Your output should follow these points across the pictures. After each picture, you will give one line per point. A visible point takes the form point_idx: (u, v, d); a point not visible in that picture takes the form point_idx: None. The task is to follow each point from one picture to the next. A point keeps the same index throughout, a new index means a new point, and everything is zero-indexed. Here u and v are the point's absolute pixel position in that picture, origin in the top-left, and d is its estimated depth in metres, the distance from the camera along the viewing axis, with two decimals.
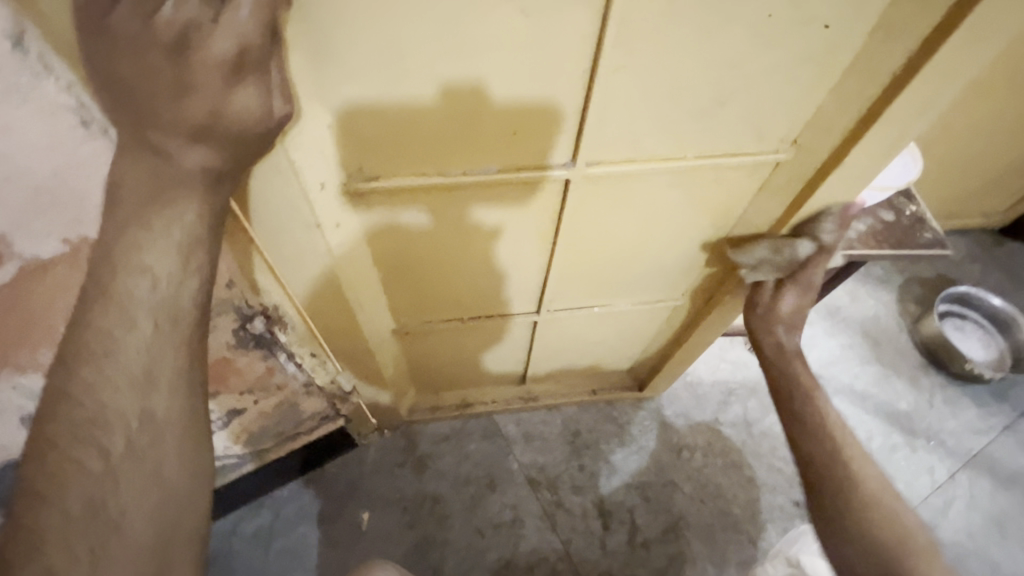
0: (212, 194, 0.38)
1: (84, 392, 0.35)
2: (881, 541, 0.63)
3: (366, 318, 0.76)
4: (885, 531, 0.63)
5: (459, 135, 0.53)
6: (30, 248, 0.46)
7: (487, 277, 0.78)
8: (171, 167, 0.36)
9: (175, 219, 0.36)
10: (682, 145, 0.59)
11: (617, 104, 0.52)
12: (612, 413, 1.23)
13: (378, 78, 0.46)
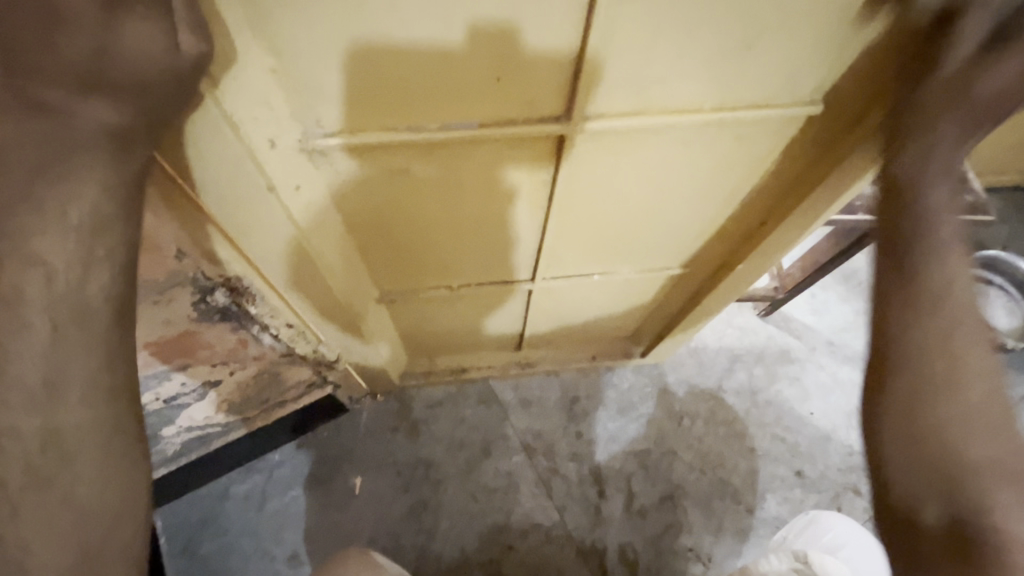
0: (121, 159, 0.31)
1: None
2: (961, 486, 0.38)
3: (343, 287, 0.70)
4: (1002, 480, 0.37)
5: (433, 82, 0.45)
6: None
7: (477, 243, 0.71)
8: (64, 126, 0.29)
9: (71, 195, 0.30)
10: (696, 98, 0.50)
11: (622, 45, 0.44)
12: (612, 379, 1.19)
13: (327, 12, 0.38)
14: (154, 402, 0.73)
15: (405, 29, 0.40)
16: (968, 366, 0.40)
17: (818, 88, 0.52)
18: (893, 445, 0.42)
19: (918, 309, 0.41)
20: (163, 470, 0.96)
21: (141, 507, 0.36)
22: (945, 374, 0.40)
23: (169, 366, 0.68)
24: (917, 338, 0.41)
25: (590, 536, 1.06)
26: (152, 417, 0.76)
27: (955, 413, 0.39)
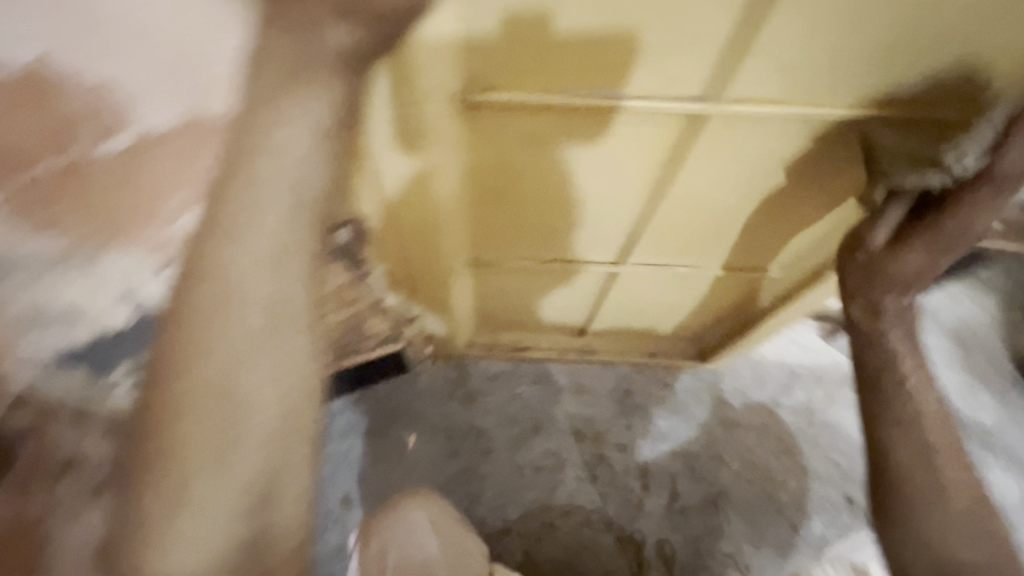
0: (351, 76, 0.36)
1: (208, 270, 0.32)
2: (931, 537, 0.53)
3: (446, 244, 0.74)
4: (949, 529, 0.53)
5: (587, 54, 0.48)
6: (151, 116, 0.42)
7: (578, 218, 0.74)
8: (312, 40, 0.34)
9: (309, 100, 0.34)
10: (849, 83, 0.50)
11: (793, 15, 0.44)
12: (667, 378, 1.19)
13: None
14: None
15: None
16: (959, 489, 0.55)
17: (970, 79, 0.50)
18: (919, 525, 0.54)
19: (900, 431, 0.57)
20: None
21: None
22: (933, 483, 0.55)
23: None
24: (927, 413, 0.57)
25: (630, 526, 1.08)
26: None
27: (943, 527, 0.53)
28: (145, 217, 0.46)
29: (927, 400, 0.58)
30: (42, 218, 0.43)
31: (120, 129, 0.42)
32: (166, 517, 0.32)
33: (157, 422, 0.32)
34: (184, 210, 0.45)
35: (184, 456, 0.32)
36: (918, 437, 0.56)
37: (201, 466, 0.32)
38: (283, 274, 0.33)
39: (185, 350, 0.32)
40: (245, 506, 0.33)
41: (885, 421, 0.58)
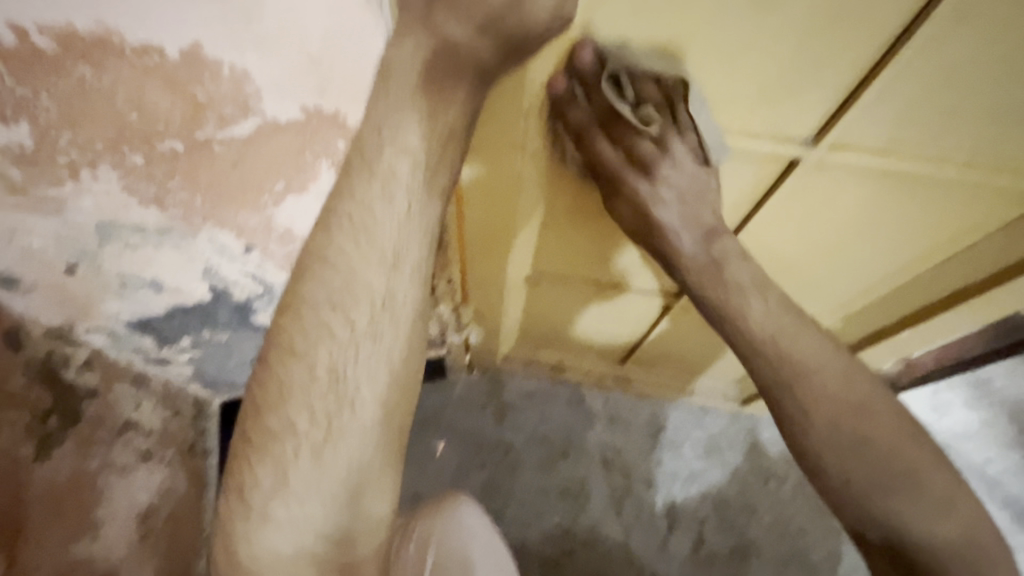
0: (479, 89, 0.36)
1: (328, 262, 0.33)
2: (831, 463, 0.49)
3: (511, 258, 0.74)
4: (836, 447, 0.49)
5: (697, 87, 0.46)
6: (273, 109, 0.42)
7: (646, 247, 0.72)
8: (450, 52, 0.33)
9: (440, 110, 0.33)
10: (961, 151, 0.48)
11: (908, 88, 0.43)
12: (703, 418, 1.17)
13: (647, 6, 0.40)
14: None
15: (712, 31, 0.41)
16: (828, 408, 0.49)
17: None
18: (836, 460, 0.49)
19: (753, 347, 0.52)
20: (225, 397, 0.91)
21: None
22: (805, 408, 0.50)
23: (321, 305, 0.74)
24: (766, 333, 0.52)
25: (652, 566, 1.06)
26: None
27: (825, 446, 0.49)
28: (246, 203, 0.51)
29: (766, 319, 0.52)
30: (153, 191, 0.47)
31: (242, 118, 0.42)
32: (267, 498, 0.33)
33: (266, 404, 0.33)
34: (281, 200, 0.52)
35: (291, 438, 0.33)
36: (759, 353, 0.52)
37: (305, 449, 0.33)
38: (397, 271, 0.33)
39: (300, 332, 0.33)
40: (340, 497, 0.34)
41: (772, 373, 0.51)
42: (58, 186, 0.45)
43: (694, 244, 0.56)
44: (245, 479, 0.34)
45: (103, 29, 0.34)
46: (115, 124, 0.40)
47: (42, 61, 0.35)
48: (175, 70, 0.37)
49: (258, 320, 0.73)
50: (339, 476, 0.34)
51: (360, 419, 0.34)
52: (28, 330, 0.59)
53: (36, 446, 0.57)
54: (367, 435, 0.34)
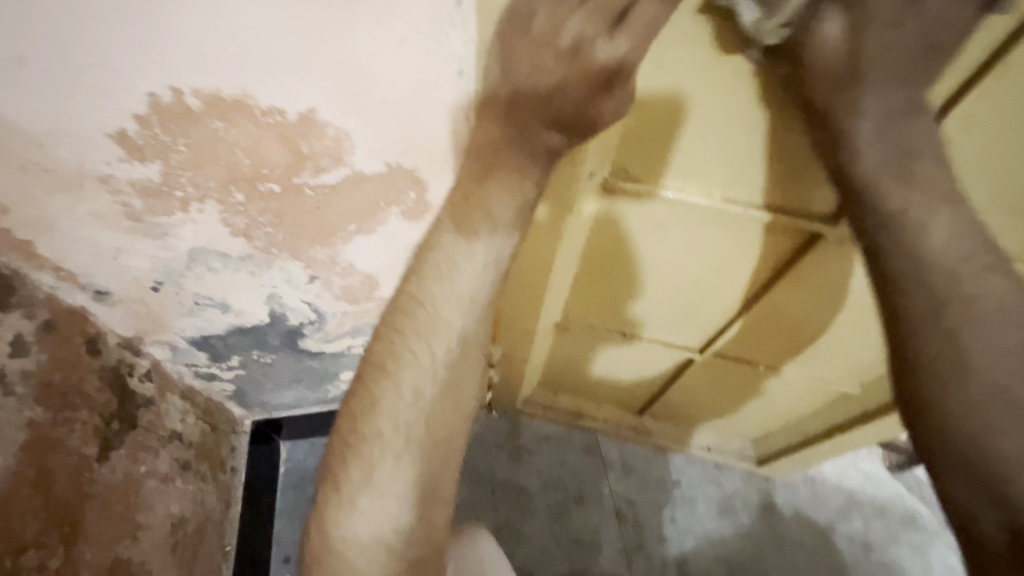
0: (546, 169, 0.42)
1: (419, 301, 0.42)
2: (984, 427, 0.40)
3: (545, 304, 0.79)
4: (988, 405, 0.40)
5: (729, 164, 0.53)
6: (361, 163, 0.49)
7: (674, 303, 0.77)
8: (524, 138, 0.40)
9: (513, 184, 0.41)
10: (1007, 206, 0.50)
11: (982, 127, 0.43)
12: (718, 476, 1.17)
13: (690, 94, 0.46)
14: (343, 340, 0.79)
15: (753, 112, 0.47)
16: (1000, 361, 0.40)
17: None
18: (985, 412, 0.40)
19: (914, 255, 0.42)
20: (257, 414, 0.96)
21: None
22: (964, 342, 0.41)
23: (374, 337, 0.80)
24: (945, 257, 0.41)
25: None
26: (341, 354, 0.83)
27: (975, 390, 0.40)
28: (320, 241, 0.58)
29: (943, 234, 0.42)
30: (244, 224, 0.54)
31: (334, 168, 0.49)
32: (356, 490, 0.40)
33: (359, 410, 0.41)
34: (351, 238, 0.58)
35: (378, 442, 0.40)
36: (924, 267, 0.42)
37: (388, 452, 0.40)
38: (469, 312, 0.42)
39: (391, 357, 0.41)
40: (406, 497, 0.41)
41: (932, 297, 0.42)
42: (167, 216, 0.51)
43: (883, 130, 0.41)
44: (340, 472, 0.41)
45: (242, 94, 0.41)
46: (230, 168, 0.47)
47: (188, 116, 0.42)
48: (290, 128, 0.44)
49: (304, 344, 0.78)
50: (410, 478, 0.41)
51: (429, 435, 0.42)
52: (104, 338, 0.64)
53: (99, 447, 0.62)
54: (434, 447, 0.42)
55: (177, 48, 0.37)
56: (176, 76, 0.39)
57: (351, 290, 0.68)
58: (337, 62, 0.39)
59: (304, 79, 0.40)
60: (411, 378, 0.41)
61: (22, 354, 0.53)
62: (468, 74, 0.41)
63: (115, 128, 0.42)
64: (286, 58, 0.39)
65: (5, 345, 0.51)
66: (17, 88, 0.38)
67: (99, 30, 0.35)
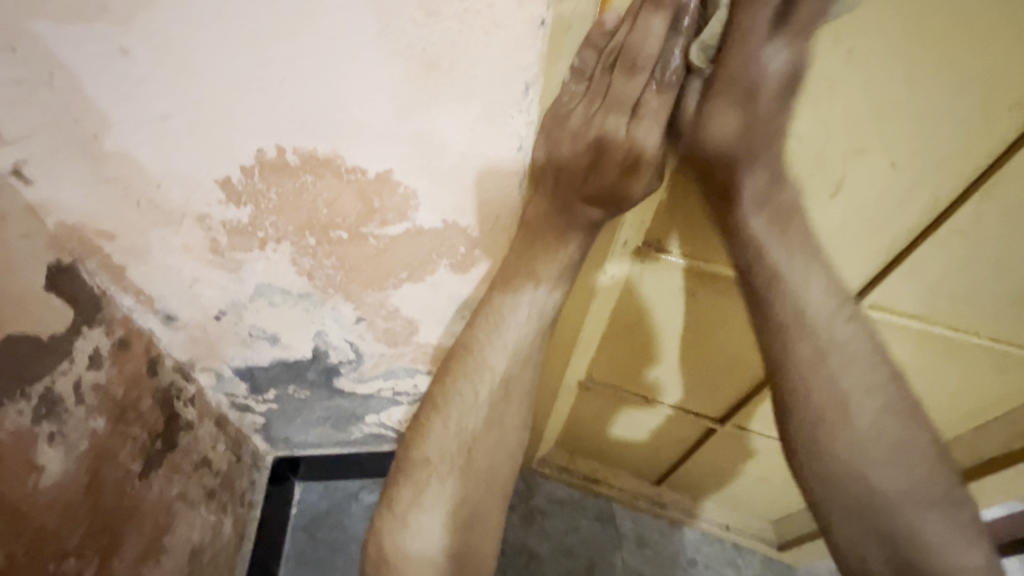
0: (589, 236, 0.47)
1: (471, 348, 0.48)
2: (857, 468, 0.46)
3: (572, 361, 0.83)
4: (861, 447, 0.45)
5: None
6: (422, 218, 0.55)
7: (697, 370, 0.79)
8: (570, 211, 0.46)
9: (559, 249, 0.47)
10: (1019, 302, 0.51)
11: (988, 226, 0.46)
12: (736, 558, 1.13)
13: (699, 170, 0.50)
14: (375, 381, 0.82)
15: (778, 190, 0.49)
16: (867, 405, 0.46)
17: None
18: (866, 460, 0.45)
19: (775, 299, 0.47)
20: (278, 450, 0.98)
21: (469, 478, 0.47)
22: (838, 397, 0.46)
23: (406, 380, 0.83)
24: (818, 314, 0.46)
25: None
26: (371, 395, 0.86)
27: (848, 440, 0.46)
28: (373, 285, 0.63)
29: (808, 289, 0.46)
30: (310, 265, 0.60)
31: (398, 222, 0.55)
32: (409, 509, 0.46)
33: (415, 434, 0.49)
34: (401, 285, 0.64)
35: (428, 470, 0.46)
36: (791, 323, 0.46)
37: (432, 477, 0.46)
38: (515, 358, 0.48)
39: None
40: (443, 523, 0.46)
41: (802, 352, 0.47)
42: (245, 252, 0.58)
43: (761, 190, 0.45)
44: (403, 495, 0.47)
45: (333, 154, 0.48)
46: (309, 216, 0.54)
47: (285, 169, 0.49)
48: (367, 184, 0.51)
49: (339, 383, 0.82)
50: (446, 503, 0.46)
51: (476, 466, 0.47)
52: (162, 360, 0.69)
53: (142, 464, 0.65)
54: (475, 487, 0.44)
55: (289, 116, 0.44)
56: (283, 137, 0.46)
57: (392, 333, 0.72)
58: (417, 132, 0.46)
59: (385, 145, 0.47)
60: (458, 413, 0.47)
61: (96, 367, 0.58)
62: (526, 149, 0.46)
63: (221, 175, 0.49)
64: (374, 127, 0.46)
65: (84, 357, 0.56)
66: (153, 139, 0.46)
67: (231, 96, 0.43)
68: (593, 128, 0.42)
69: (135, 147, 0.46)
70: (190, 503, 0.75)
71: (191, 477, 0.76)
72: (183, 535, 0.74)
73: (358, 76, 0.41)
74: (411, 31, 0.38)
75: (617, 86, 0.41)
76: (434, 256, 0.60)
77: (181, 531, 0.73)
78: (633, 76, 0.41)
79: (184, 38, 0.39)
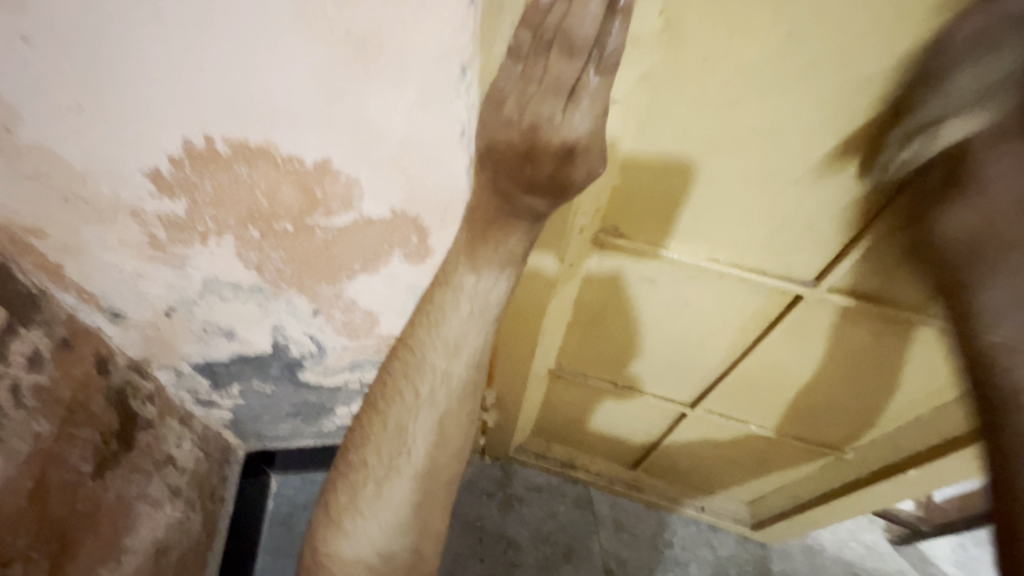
0: (534, 228, 0.45)
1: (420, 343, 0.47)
2: None
3: (540, 350, 0.81)
4: None
5: (696, 224, 0.57)
6: (369, 208, 0.53)
7: (664, 357, 0.79)
8: (511, 203, 0.44)
9: (503, 239, 0.45)
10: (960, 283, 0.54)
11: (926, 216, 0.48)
12: (712, 538, 1.15)
13: (648, 148, 0.49)
14: (341, 375, 0.81)
15: (727, 171, 0.50)
16: None
17: None
18: None
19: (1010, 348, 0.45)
20: (248, 444, 0.97)
21: (415, 476, 0.46)
22: None
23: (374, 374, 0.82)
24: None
25: None
26: (339, 389, 0.85)
27: None
28: (326, 277, 0.62)
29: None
30: (257, 258, 0.58)
31: (344, 212, 0.53)
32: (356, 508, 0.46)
33: (362, 438, 0.47)
34: (355, 276, 0.62)
35: (379, 468, 0.46)
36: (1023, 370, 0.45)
37: (375, 476, 0.46)
38: (463, 356, 0.46)
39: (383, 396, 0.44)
40: (388, 520, 0.45)
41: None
42: (187, 247, 0.56)
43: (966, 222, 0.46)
44: (351, 494, 0.46)
45: (266, 143, 0.46)
46: (249, 208, 0.52)
47: (216, 160, 0.47)
48: (307, 174, 0.49)
49: (304, 378, 0.81)
50: (391, 501, 0.46)
51: (423, 464, 0.46)
52: (114, 359, 0.67)
53: (95, 465, 0.63)
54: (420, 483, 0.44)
55: (213, 103, 0.42)
56: (209, 126, 0.44)
57: (352, 326, 0.71)
58: (353, 120, 0.44)
59: (321, 132, 0.45)
60: (407, 413, 0.46)
61: (36, 368, 0.56)
62: (469, 135, 0.45)
63: (150, 167, 0.47)
64: (305, 114, 0.44)
65: (22, 360, 0.54)
66: (74, 130, 0.44)
67: (151, 84, 0.41)
68: (526, 114, 0.39)
69: (55, 138, 0.44)
70: (154, 500, 0.74)
71: (153, 476, 0.74)
72: (144, 534, 0.73)
73: (282, 65, 0.40)
74: (332, 12, 0.36)
75: (552, 68, 0.37)
76: (386, 245, 0.58)
77: (143, 531, 0.72)
78: (571, 58, 0.36)
79: (85, 22, 0.36)
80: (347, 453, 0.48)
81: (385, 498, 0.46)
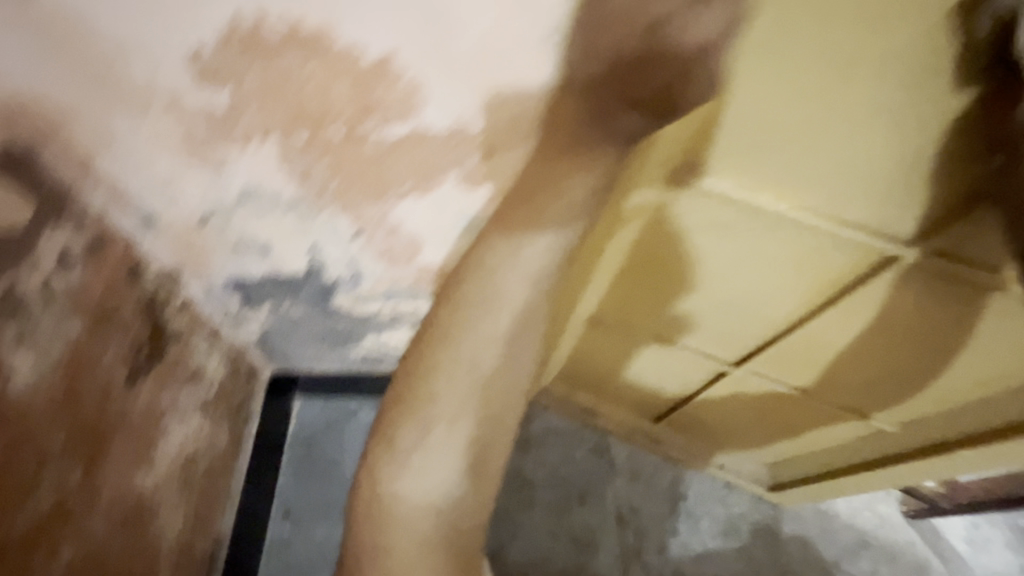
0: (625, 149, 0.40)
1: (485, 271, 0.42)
2: None
3: (585, 293, 0.77)
4: None
5: (786, 157, 0.53)
6: (430, 118, 0.47)
7: (717, 310, 0.75)
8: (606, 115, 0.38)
9: (590, 160, 0.40)
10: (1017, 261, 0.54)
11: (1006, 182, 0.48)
12: (726, 496, 1.15)
13: (776, 54, 0.46)
14: (375, 303, 0.77)
15: (848, 94, 0.47)
16: None
17: None
18: None
19: None
20: (272, 365, 0.96)
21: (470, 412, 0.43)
22: None
23: (409, 306, 0.78)
24: None
25: None
26: (371, 318, 0.81)
27: None
28: (373, 195, 0.57)
29: None
30: (301, 167, 0.53)
31: (402, 120, 0.47)
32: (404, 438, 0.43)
33: (416, 369, 0.44)
34: (403, 197, 0.57)
35: (429, 400, 0.43)
36: None
37: (426, 409, 0.43)
38: (534, 291, 0.41)
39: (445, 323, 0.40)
40: (438, 455, 0.43)
41: None
42: (226, 147, 0.51)
43: None
44: (400, 424, 0.44)
45: (325, 26, 0.40)
46: (298, 106, 0.47)
47: (268, 43, 0.41)
48: (365, 71, 0.43)
49: (336, 303, 0.77)
50: (442, 437, 0.43)
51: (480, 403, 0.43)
52: (144, 268, 0.64)
53: (127, 372, 0.62)
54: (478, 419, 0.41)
55: None
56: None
57: (393, 252, 0.66)
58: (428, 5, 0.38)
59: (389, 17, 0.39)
60: (469, 349, 0.42)
61: (65, 268, 0.52)
62: (560, 36, 0.38)
63: (193, 45, 0.42)
64: None
65: (51, 258, 0.50)
66: None
67: None
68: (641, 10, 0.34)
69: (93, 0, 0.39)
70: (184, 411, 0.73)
71: (183, 389, 0.73)
72: (175, 444, 0.72)
73: None
74: None
75: None
76: (442, 164, 0.52)
77: (174, 443, 0.72)
78: None
79: None
80: (399, 383, 0.45)
81: (438, 432, 0.43)
